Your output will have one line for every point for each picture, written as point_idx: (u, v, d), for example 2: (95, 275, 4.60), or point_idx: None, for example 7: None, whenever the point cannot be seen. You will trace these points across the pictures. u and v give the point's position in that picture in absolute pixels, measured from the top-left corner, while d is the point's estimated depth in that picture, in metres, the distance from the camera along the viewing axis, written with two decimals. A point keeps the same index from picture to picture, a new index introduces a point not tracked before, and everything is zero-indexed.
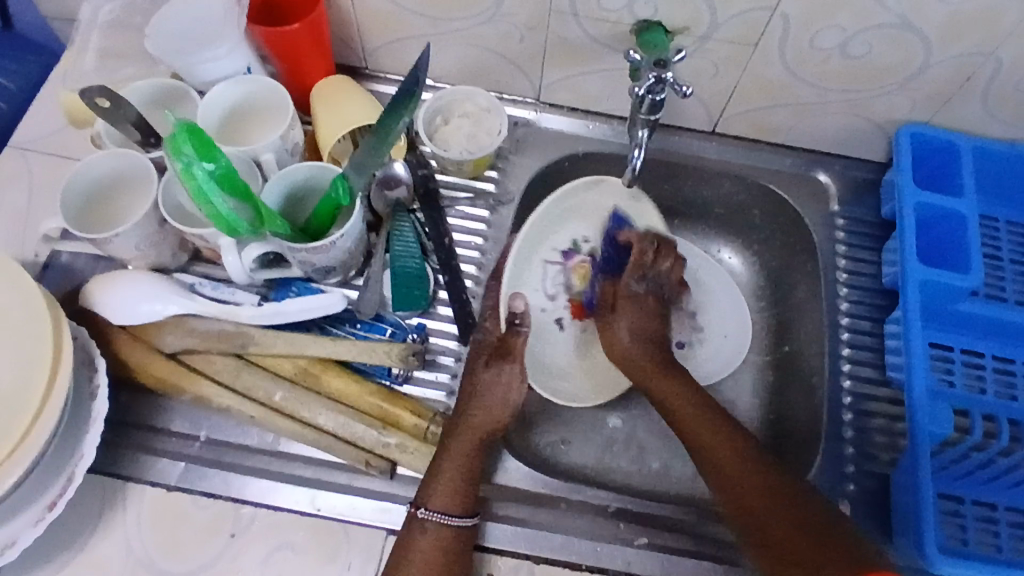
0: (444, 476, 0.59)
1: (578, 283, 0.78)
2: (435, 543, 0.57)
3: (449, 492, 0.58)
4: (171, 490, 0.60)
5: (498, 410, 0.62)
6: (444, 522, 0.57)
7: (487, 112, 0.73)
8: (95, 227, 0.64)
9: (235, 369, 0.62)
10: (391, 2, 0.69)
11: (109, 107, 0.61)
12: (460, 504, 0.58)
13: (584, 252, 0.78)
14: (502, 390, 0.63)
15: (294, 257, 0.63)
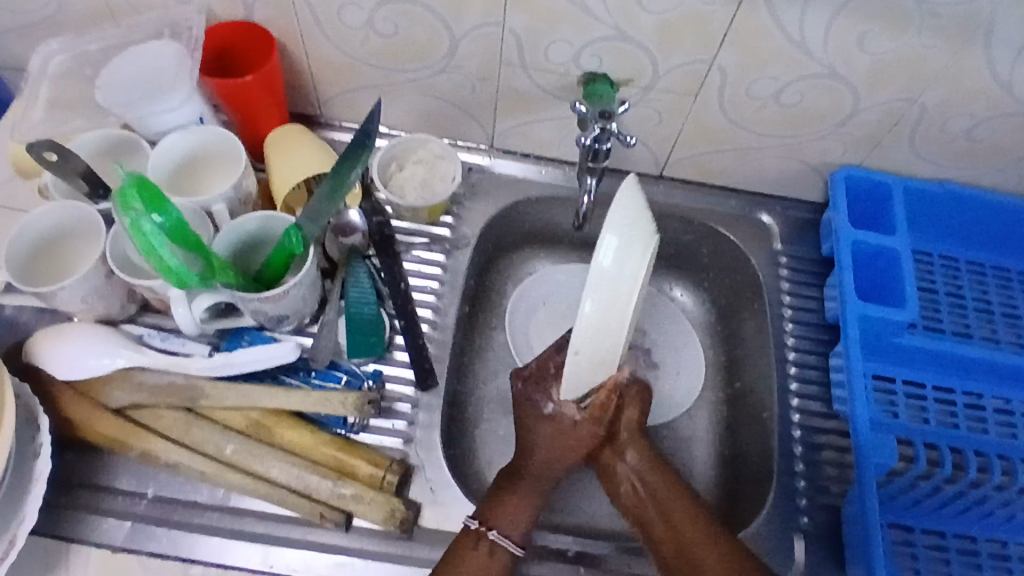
0: (507, 504, 0.62)
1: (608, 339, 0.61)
2: (488, 560, 0.59)
3: (513, 516, 0.61)
4: (117, 551, 0.58)
5: (568, 442, 0.66)
6: (502, 544, 0.60)
7: (440, 158, 0.75)
8: (42, 279, 0.63)
9: (185, 424, 0.61)
10: (345, 54, 0.70)
11: (56, 160, 0.61)
12: (520, 532, 0.61)
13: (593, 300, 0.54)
14: (560, 435, 0.66)
15: (246, 307, 0.63)
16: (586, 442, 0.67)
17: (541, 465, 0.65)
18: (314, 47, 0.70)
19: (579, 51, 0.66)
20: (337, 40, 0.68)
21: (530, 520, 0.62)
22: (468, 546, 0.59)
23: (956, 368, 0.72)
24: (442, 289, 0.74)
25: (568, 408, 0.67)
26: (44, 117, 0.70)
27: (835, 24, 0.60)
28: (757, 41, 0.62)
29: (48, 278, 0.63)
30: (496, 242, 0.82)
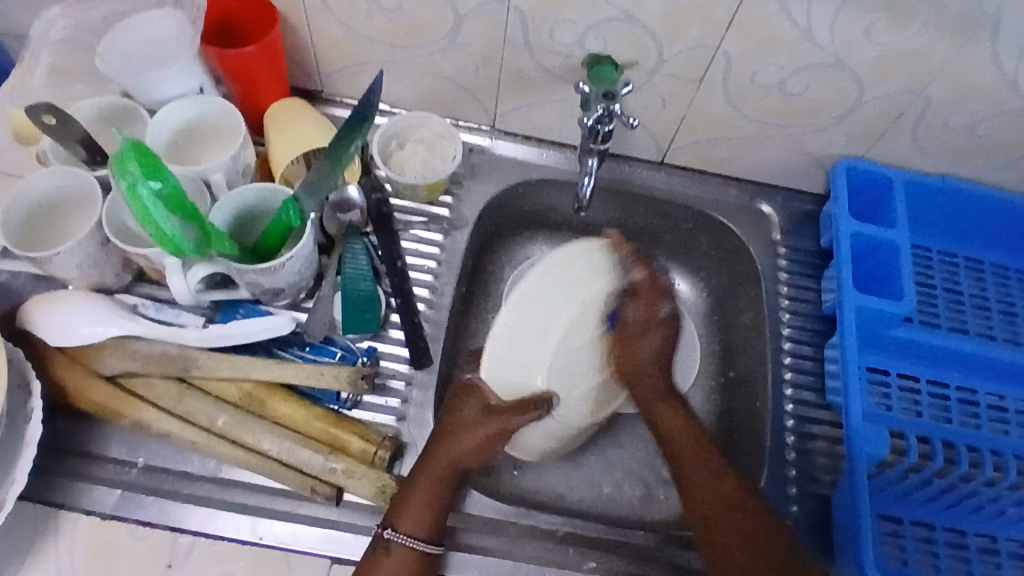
0: (413, 502, 0.58)
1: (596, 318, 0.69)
2: (402, 562, 0.57)
3: (417, 516, 0.58)
4: (106, 518, 0.58)
5: (475, 443, 0.62)
6: (410, 545, 0.57)
7: (441, 138, 0.74)
8: (37, 245, 0.62)
9: (177, 393, 0.60)
10: (347, 28, 0.69)
11: (56, 124, 0.61)
12: (428, 531, 0.58)
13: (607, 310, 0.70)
14: (476, 432, 0.62)
15: (241, 279, 0.62)
16: (487, 447, 0.63)
17: (454, 457, 0.61)
18: (317, 21, 0.69)
19: (584, 33, 0.66)
20: (340, 14, 0.68)
21: (437, 518, 0.59)
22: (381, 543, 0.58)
23: (950, 362, 0.72)
24: (439, 269, 0.74)
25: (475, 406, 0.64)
26: (44, 82, 0.69)
27: (842, 12, 0.59)
28: (763, 28, 0.62)
29: (54, 240, 0.63)
30: (495, 224, 0.82)
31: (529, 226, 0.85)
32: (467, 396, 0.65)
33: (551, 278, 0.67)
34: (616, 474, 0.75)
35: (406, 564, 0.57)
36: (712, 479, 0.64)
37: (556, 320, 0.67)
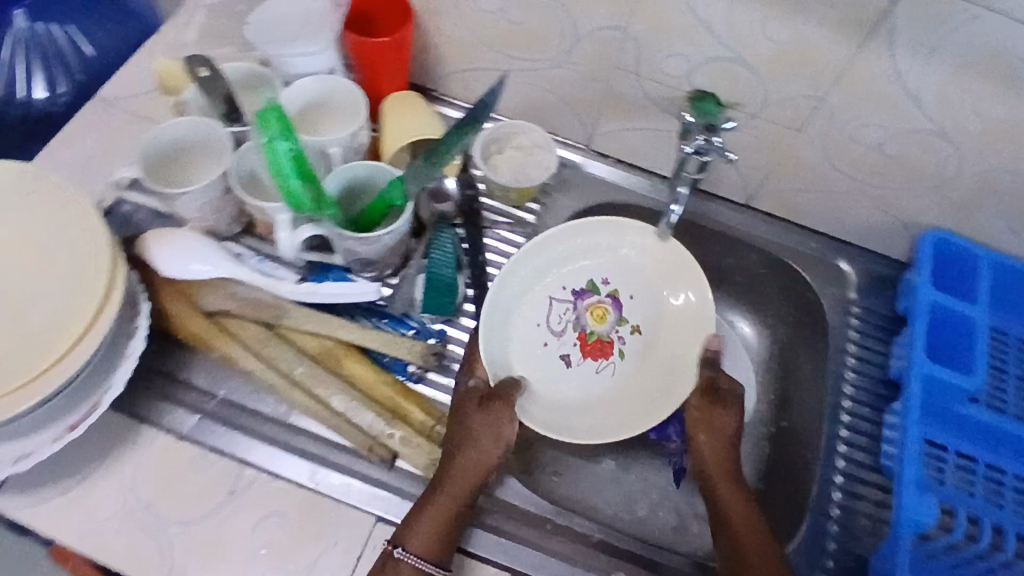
0: (424, 520, 0.57)
1: (593, 324, 0.76)
2: None
3: (428, 536, 0.57)
4: (181, 439, 0.62)
5: (487, 448, 0.61)
6: (418, 566, 0.56)
7: (538, 148, 0.76)
8: (168, 182, 0.69)
9: (265, 338, 0.65)
10: (470, 33, 0.74)
11: (206, 76, 0.68)
12: (437, 551, 0.56)
13: (603, 294, 0.76)
14: (494, 428, 0.62)
15: (340, 245, 0.66)
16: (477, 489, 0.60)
17: (458, 474, 0.59)
18: (445, 24, 0.74)
19: (692, 67, 0.69)
20: (467, 20, 0.73)
21: (442, 554, 0.57)
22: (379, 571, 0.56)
23: (1011, 448, 0.71)
24: None
25: (506, 432, 0.63)
26: (198, 42, 0.77)
27: (952, 80, 0.60)
28: (870, 85, 0.64)
29: (189, 177, 0.69)
30: None
31: None
32: (463, 417, 0.63)
33: (591, 235, 0.75)
34: (653, 498, 0.76)
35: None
36: (762, 538, 0.61)
37: (568, 277, 0.76)
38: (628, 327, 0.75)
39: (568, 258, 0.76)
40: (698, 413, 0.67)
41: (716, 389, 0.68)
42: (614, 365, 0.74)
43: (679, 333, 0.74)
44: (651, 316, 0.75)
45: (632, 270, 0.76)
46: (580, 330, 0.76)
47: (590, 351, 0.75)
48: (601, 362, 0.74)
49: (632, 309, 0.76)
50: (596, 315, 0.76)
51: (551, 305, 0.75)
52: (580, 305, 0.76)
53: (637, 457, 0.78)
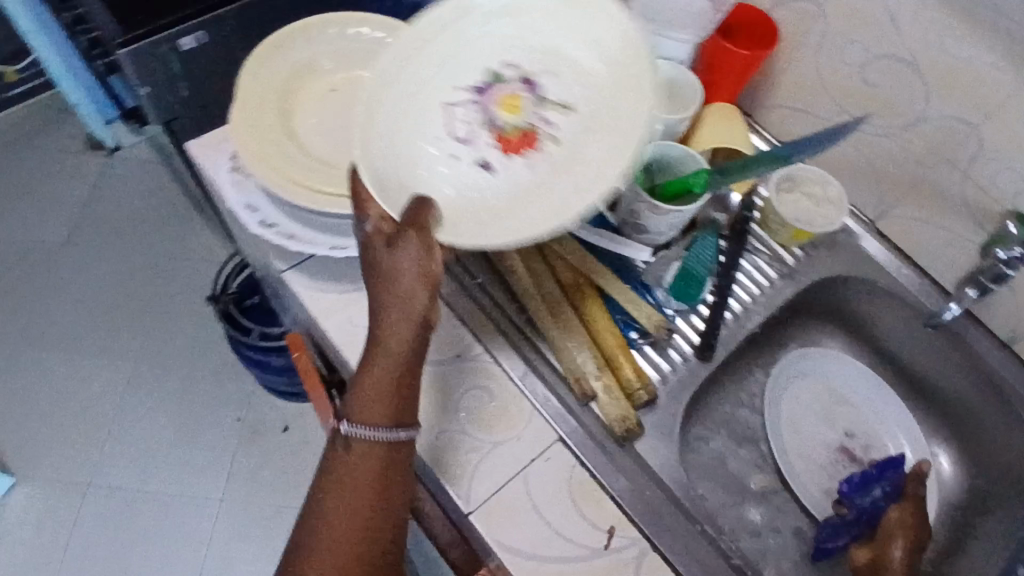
0: (369, 386, 0.54)
1: (507, 117, 0.69)
2: (364, 464, 0.53)
3: (371, 403, 0.54)
4: (439, 297, 0.72)
5: (418, 300, 0.55)
6: (365, 435, 0.54)
7: (830, 202, 0.79)
8: None
9: (530, 252, 0.72)
10: (820, 77, 0.79)
11: None
12: (387, 414, 0.54)
13: (512, 80, 0.69)
14: (417, 266, 0.55)
15: (630, 205, 0.72)
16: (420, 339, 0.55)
17: (397, 334, 0.55)
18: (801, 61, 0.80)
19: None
20: (824, 65, 0.78)
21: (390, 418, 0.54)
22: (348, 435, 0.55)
23: None
24: (759, 297, 0.79)
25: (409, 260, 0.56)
26: None
27: None
28: None
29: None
30: (813, 302, 0.86)
31: (838, 322, 0.88)
32: (402, 270, 0.55)
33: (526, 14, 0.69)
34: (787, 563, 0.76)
35: (371, 485, 0.53)
36: None
37: (465, 74, 0.69)
38: (553, 107, 0.68)
39: (459, 48, 0.69)
40: (898, 523, 0.68)
41: (919, 514, 0.69)
42: (548, 150, 0.67)
43: (605, 117, 0.67)
44: (577, 88, 0.68)
45: (578, 89, 0.68)
46: (495, 129, 0.68)
47: (513, 145, 0.67)
48: (531, 154, 0.67)
49: (552, 86, 0.68)
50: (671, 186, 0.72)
51: (452, 113, 0.69)
52: (481, 101, 0.69)
53: (783, 521, 0.79)
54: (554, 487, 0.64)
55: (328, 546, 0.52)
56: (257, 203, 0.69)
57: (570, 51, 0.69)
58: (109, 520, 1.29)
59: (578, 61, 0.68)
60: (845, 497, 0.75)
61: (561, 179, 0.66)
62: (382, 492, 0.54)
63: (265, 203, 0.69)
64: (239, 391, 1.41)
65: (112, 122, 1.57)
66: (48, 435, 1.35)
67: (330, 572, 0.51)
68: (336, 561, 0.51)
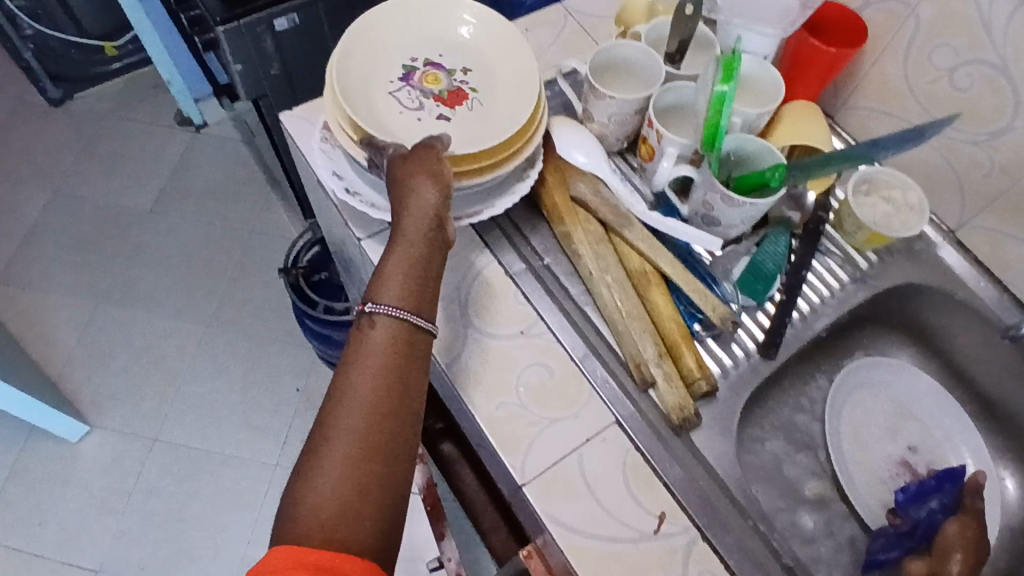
0: (389, 275, 0.57)
1: (434, 86, 0.75)
2: (386, 349, 0.54)
3: (396, 284, 0.57)
4: (506, 275, 0.74)
5: (435, 199, 0.61)
6: (392, 312, 0.55)
7: (911, 209, 0.77)
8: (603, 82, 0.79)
9: (599, 237, 0.73)
10: (907, 81, 0.77)
11: (687, 15, 0.74)
12: (411, 298, 0.57)
13: (420, 66, 0.76)
14: (431, 170, 0.62)
15: (703, 195, 0.72)
16: (434, 235, 0.60)
17: (415, 228, 0.60)
18: (888, 63, 0.78)
19: None
20: (913, 68, 0.76)
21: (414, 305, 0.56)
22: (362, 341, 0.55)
23: None
24: (829, 299, 0.78)
25: (427, 190, 0.61)
26: None
27: None
28: None
29: (618, 89, 0.80)
30: (883, 311, 0.84)
31: (908, 334, 0.86)
32: (421, 175, 0.62)
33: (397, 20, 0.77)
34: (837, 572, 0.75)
35: (387, 383, 0.53)
36: None
37: (397, 53, 0.76)
38: (461, 72, 0.77)
39: (394, 33, 0.77)
40: (958, 538, 0.68)
41: (980, 531, 0.69)
42: (479, 100, 0.75)
43: (508, 49, 0.77)
44: (475, 26, 0.78)
45: (434, 43, 0.78)
46: (433, 94, 0.74)
47: (454, 99, 0.74)
48: (472, 102, 0.74)
49: (450, 61, 0.77)
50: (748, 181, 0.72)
51: (397, 105, 0.73)
52: (411, 83, 0.75)
53: (836, 529, 0.78)
54: (608, 467, 0.65)
55: (343, 437, 0.50)
56: (342, 171, 0.72)
57: (459, 35, 0.78)
58: (170, 473, 1.36)
59: (465, 42, 0.78)
60: (901, 508, 0.73)
61: (504, 124, 0.72)
62: (397, 390, 0.53)
63: (349, 171, 0.72)
64: (300, 363, 1.47)
65: (201, 100, 1.67)
66: (121, 388, 1.43)
67: (352, 455, 0.49)
68: (351, 452, 0.49)
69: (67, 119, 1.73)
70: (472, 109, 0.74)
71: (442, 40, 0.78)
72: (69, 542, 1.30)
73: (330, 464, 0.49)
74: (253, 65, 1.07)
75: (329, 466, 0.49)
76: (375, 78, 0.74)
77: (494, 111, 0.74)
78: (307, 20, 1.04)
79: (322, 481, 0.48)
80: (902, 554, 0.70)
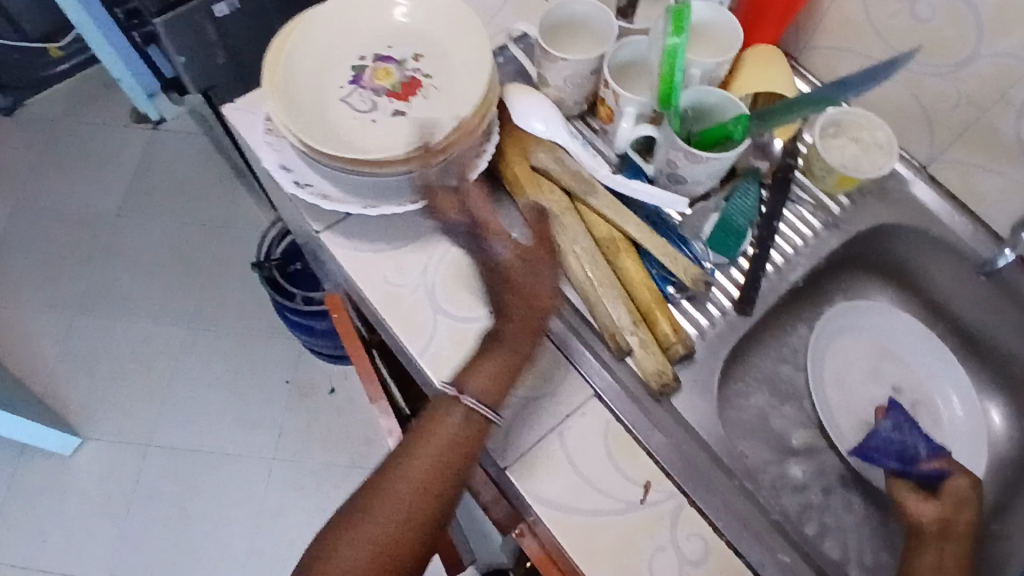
0: (490, 367, 0.63)
1: (386, 83, 0.71)
2: (458, 435, 0.60)
3: (489, 379, 0.63)
4: (471, 253, 0.71)
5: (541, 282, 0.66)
6: (474, 409, 0.61)
7: (879, 147, 0.75)
8: (559, 45, 0.76)
9: (564, 207, 0.71)
10: (867, 15, 0.74)
11: None
12: (492, 397, 0.62)
13: (369, 65, 0.72)
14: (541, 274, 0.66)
15: (665, 154, 0.70)
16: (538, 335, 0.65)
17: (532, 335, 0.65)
18: None
19: None
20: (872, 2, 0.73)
21: (496, 401, 0.62)
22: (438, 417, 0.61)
23: None
24: (802, 249, 0.76)
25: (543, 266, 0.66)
26: None
27: None
28: None
29: (574, 53, 0.76)
30: (860, 255, 0.83)
31: (886, 274, 0.85)
32: (536, 265, 0.66)
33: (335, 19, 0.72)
34: (828, 520, 0.75)
35: (445, 469, 0.59)
36: None
37: (342, 54, 0.72)
38: (412, 60, 0.73)
39: (338, 34, 0.73)
40: (968, 491, 0.67)
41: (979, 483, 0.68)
42: (434, 87, 0.71)
43: (456, 26, 0.73)
44: (418, 11, 0.74)
45: (381, 37, 0.74)
46: (387, 92, 0.71)
47: (409, 93, 0.71)
48: (428, 93, 0.71)
49: (400, 53, 0.73)
50: (710, 136, 0.70)
51: (350, 108, 0.69)
52: (363, 84, 0.71)
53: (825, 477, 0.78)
54: (590, 441, 0.64)
55: (392, 506, 0.58)
56: (291, 163, 0.69)
57: (402, 22, 0.74)
58: (167, 475, 1.36)
59: (410, 27, 0.74)
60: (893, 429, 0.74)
61: (458, 106, 0.69)
62: (455, 479, 0.60)
63: (299, 163, 0.69)
64: (288, 354, 1.45)
65: (154, 95, 1.62)
66: (108, 395, 1.41)
67: (390, 531, 0.57)
68: (392, 528, 0.57)
69: (20, 126, 1.68)
70: (428, 100, 0.70)
71: (386, 29, 0.74)
72: (74, 553, 1.30)
73: (367, 532, 0.57)
74: (196, 56, 1.02)
75: (369, 531, 0.57)
76: (325, 86, 0.70)
77: (448, 95, 0.71)
78: (246, 4, 0.99)
79: (359, 544, 0.56)
80: (895, 466, 0.71)
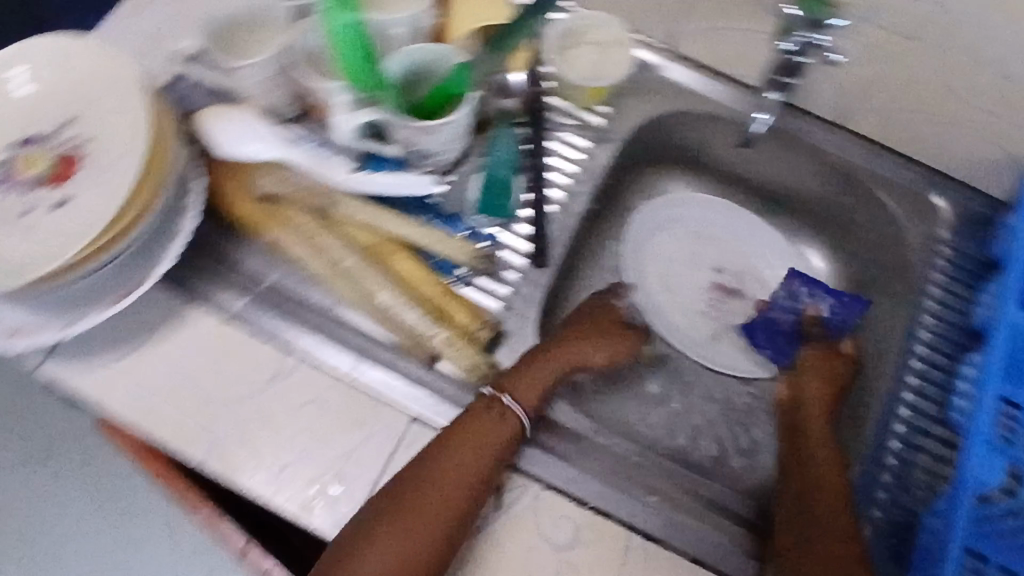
0: (522, 377, 0.61)
1: (35, 170, 0.61)
2: (485, 439, 0.56)
3: (527, 387, 0.60)
4: (228, 320, 0.62)
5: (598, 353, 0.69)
6: (514, 410, 0.58)
7: (618, 43, 0.71)
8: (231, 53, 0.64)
9: (315, 227, 0.63)
10: None
11: None
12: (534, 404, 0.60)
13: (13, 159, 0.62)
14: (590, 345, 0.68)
15: (398, 134, 0.62)
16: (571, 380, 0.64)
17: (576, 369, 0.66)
18: None
19: None
20: None
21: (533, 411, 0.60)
22: (486, 417, 0.58)
23: None
24: (580, 175, 0.72)
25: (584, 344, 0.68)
26: None
27: None
28: None
29: (256, 52, 0.64)
30: (642, 151, 0.80)
31: (676, 160, 0.83)
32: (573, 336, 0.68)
33: None
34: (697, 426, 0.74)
35: (467, 476, 0.55)
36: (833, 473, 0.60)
37: None
38: (58, 133, 0.62)
39: None
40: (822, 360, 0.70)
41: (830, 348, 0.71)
42: (89, 151, 0.60)
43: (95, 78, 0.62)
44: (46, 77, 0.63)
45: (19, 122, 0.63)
46: (39, 179, 0.60)
47: (62, 170, 0.60)
48: (82, 160, 0.60)
49: (44, 131, 0.63)
50: (438, 96, 0.63)
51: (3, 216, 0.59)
52: (10, 183, 0.60)
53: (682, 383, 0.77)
54: None
55: (410, 512, 0.53)
56: None
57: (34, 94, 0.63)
58: None
59: (47, 97, 0.63)
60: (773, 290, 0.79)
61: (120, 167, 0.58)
62: (475, 485, 0.55)
63: None
64: None
65: None
66: None
67: (405, 528, 0.52)
68: (412, 525, 0.52)
69: None
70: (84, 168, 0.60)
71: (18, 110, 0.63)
72: None
73: (377, 544, 0.52)
74: None
75: (378, 541, 0.52)
76: None
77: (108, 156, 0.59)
78: None
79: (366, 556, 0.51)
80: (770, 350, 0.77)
